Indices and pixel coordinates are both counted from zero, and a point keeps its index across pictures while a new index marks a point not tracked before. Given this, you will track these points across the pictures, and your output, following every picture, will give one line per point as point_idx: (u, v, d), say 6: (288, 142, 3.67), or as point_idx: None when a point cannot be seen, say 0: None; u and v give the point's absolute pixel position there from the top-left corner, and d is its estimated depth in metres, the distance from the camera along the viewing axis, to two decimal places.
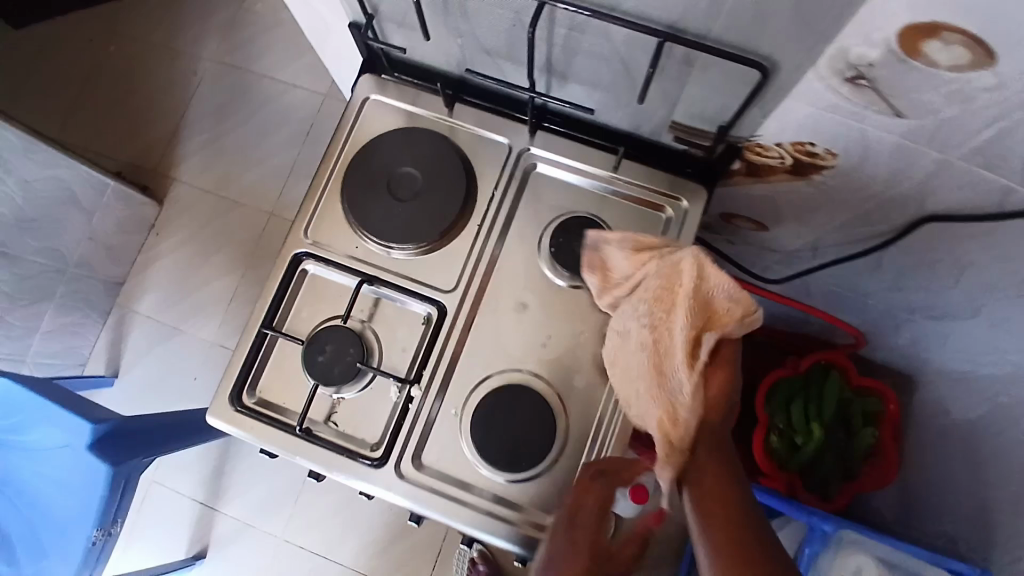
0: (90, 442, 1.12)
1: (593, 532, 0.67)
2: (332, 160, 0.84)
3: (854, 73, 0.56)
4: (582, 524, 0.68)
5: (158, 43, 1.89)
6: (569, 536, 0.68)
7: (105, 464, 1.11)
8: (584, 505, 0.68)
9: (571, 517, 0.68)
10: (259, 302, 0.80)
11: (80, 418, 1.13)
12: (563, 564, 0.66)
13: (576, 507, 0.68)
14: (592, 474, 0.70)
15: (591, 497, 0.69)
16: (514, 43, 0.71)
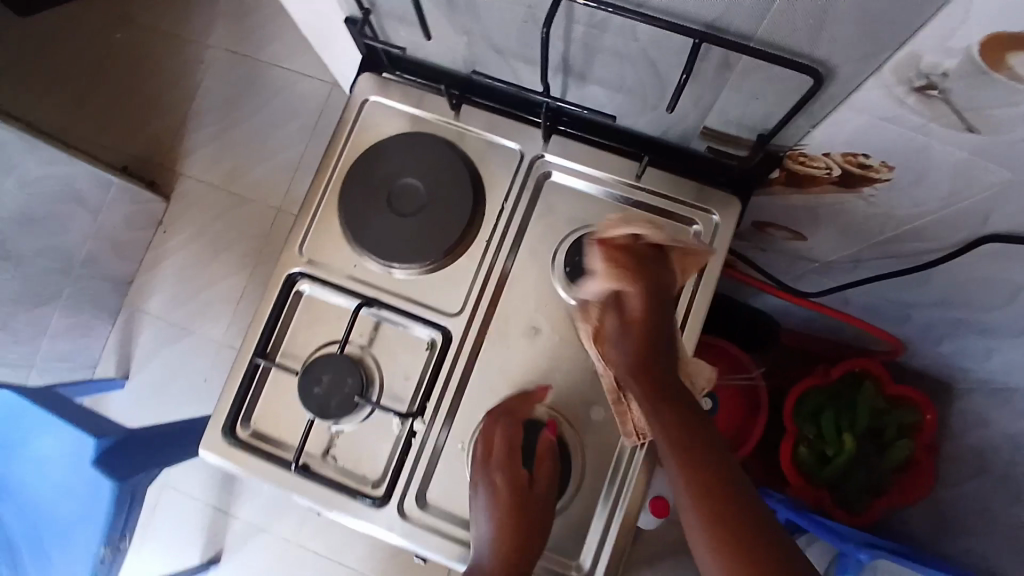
0: (96, 456, 1.07)
1: (512, 472, 0.66)
2: (330, 170, 0.77)
3: (924, 82, 0.47)
4: (497, 465, 0.67)
5: (164, 30, 1.81)
6: (488, 477, 0.67)
7: (108, 480, 1.05)
8: (495, 445, 0.68)
9: (491, 459, 0.68)
10: (251, 328, 0.74)
11: (87, 433, 1.09)
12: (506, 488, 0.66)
13: (491, 449, 0.68)
14: (499, 418, 0.69)
15: (498, 439, 0.68)
16: (526, 42, 0.63)
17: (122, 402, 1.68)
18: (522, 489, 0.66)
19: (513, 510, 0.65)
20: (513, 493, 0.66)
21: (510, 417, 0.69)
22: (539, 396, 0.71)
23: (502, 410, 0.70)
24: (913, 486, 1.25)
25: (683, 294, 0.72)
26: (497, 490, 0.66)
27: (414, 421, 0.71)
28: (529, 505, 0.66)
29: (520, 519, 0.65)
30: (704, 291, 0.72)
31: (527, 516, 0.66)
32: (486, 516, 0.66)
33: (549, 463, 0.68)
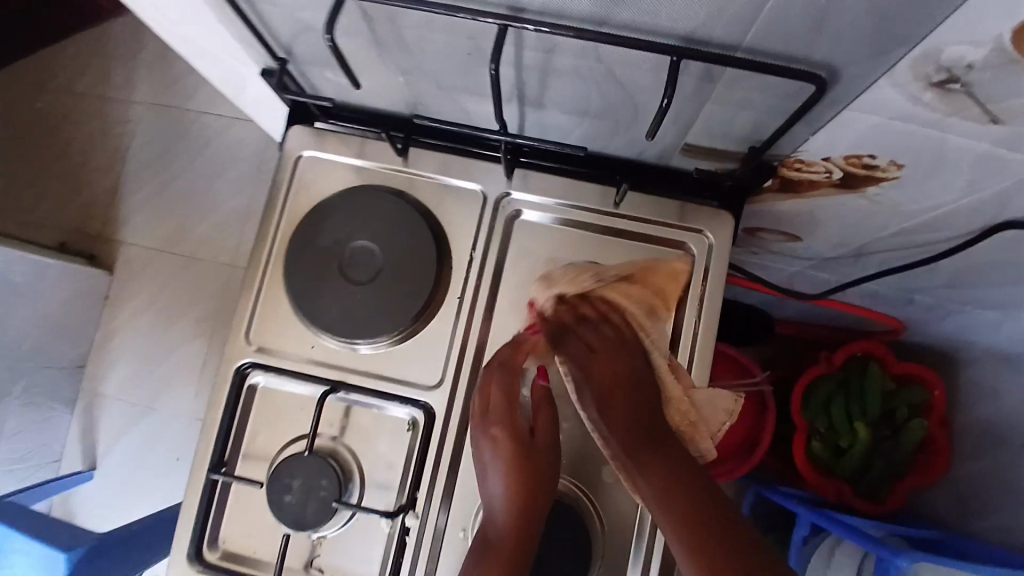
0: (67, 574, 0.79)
1: (511, 425, 0.60)
2: (268, 241, 0.68)
3: (944, 76, 0.41)
4: (496, 419, 0.61)
5: (83, 93, 1.67)
6: (487, 432, 0.61)
7: None
8: (490, 400, 0.61)
9: (488, 414, 0.61)
10: (202, 437, 0.65)
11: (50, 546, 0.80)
12: (506, 450, 0.59)
13: (487, 404, 0.61)
14: (492, 369, 0.62)
15: (494, 387, 0.61)
16: (473, 75, 0.55)
17: (94, 495, 1.53)
18: (523, 441, 0.60)
19: (516, 464, 0.59)
20: (514, 447, 0.59)
21: (504, 368, 0.62)
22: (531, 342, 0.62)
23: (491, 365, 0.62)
24: (934, 465, 1.13)
25: (686, 328, 0.64)
26: (498, 444, 0.60)
27: (405, 517, 0.62)
28: (534, 458, 0.60)
29: (525, 471, 0.59)
30: (709, 321, 0.64)
31: (532, 473, 0.59)
32: (493, 470, 0.60)
33: (547, 411, 0.62)
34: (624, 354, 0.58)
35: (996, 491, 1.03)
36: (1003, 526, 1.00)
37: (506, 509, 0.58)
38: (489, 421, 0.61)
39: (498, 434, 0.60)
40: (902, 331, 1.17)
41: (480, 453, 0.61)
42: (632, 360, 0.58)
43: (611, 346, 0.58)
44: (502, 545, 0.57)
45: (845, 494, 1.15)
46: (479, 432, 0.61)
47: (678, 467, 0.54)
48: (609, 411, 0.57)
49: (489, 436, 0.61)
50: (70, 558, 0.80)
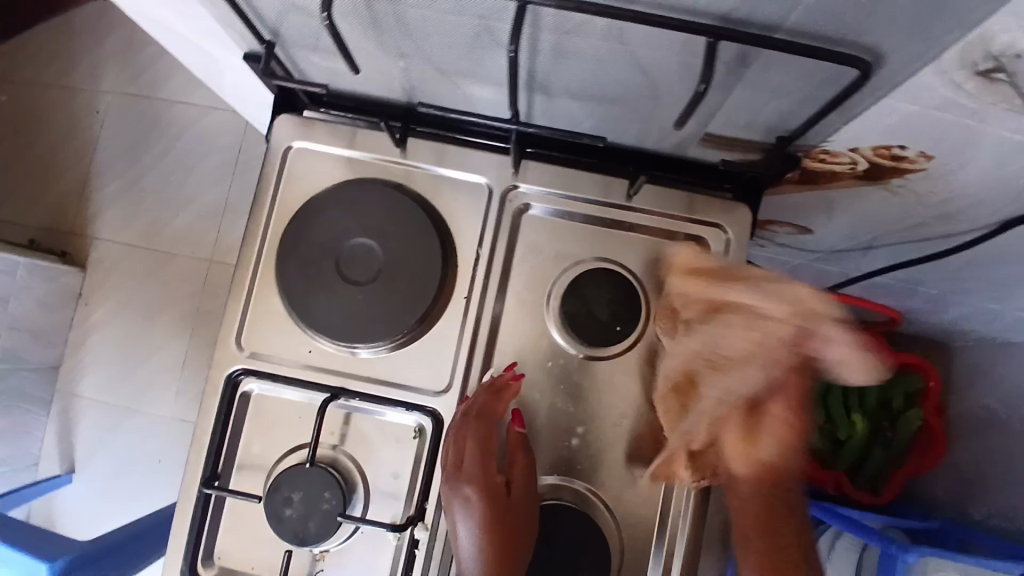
0: None
1: (484, 479, 0.58)
2: (259, 240, 0.63)
3: (990, 65, 0.38)
4: (469, 476, 0.58)
5: (51, 82, 1.59)
6: (460, 492, 0.58)
7: None
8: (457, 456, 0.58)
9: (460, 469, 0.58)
10: (192, 450, 0.60)
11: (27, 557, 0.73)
12: (479, 510, 0.57)
13: (460, 457, 0.58)
14: (460, 429, 0.58)
15: (470, 438, 0.59)
16: (480, 59, 0.51)
17: (74, 501, 1.47)
18: (499, 497, 0.57)
19: (493, 524, 0.57)
20: (490, 503, 0.57)
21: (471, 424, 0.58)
22: (508, 393, 0.59)
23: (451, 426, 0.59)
24: (930, 454, 1.13)
25: None
26: (471, 504, 0.58)
27: (414, 529, 0.59)
28: (510, 513, 0.57)
29: (502, 529, 0.57)
30: None
31: (511, 527, 0.57)
32: (469, 526, 0.57)
33: (522, 460, 0.59)
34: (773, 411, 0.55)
35: (994, 480, 1.04)
36: (1001, 513, 1.01)
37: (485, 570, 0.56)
38: (452, 487, 0.58)
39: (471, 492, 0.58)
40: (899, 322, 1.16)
41: (455, 511, 0.58)
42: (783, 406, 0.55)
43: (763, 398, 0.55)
44: None
45: (843, 487, 1.13)
46: (453, 492, 0.58)
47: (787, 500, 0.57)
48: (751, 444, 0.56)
49: (463, 495, 0.58)
50: (54, 568, 0.73)
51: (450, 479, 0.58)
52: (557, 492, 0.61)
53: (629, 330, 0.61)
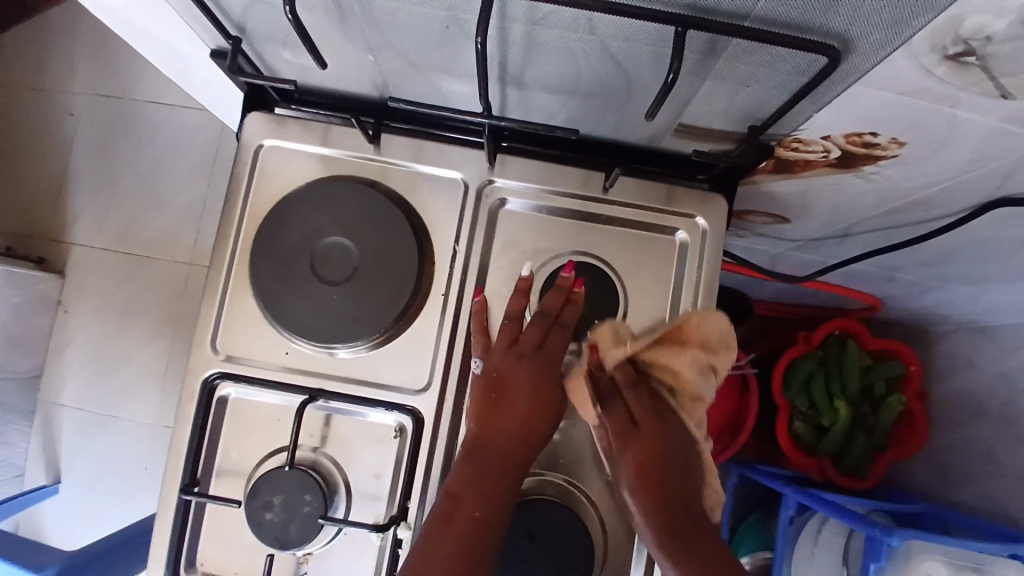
0: None
1: (545, 364, 0.58)
2: (231, 241, 0.62)
3: (961, 48, 0.38)
4: (523, 350, 0.58)
5: (21, 85, 1.55)
6: (508, 360, 0.57)
7: None
8: (532, 334, 0.58)
9: (531, 350, 0.58)
10: (170, 457, 0.59)
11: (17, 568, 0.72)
12: (517, 382, 0.56)
13: (543, 336, 0.58)
14: (543, 315, 0.58)
15: (537, 320, 0.58)
16: (451, 51, 0.50)
17: (61, 512, 1.45)
18: (545, 377, 0.57)
19: (526, 402, 0.56)
20: (536, 379, 0.57)
21: (551, 319, 0.59)
22: (580, 301, 0.59)
23: (518, 309, 0.59)
24: (912, 440, 1.15)
25: None
26: (519, 378, 0.57)
27: (396, 528, 0.58)
28: (542, 401, 0.57)
29: (532, 409, 0.56)
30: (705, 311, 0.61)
31: (537, 408, 0.56)
32: (502, 403, 0.56)
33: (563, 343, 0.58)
34: (656, 439, 0.56)
35: (975, 462, 1.05)
36: (982, 494, 1.03)
37: (492, 448, 0.54)
38: (498, 356, 0.58)
39: (516, 369, 0.57)
40: (881, 308, 1.17)
41: (494, 379, 0.57)
42: (666, 428, 0.56)
43: (636, 423, 0.57)
44: (473, 481, 0.53)
45: (826, 471, 1.16)
46: (506, 359, 0.57)
47: (695, 524, 0.54)
48: (642, 474, 0.55)
49: (508, 368, 0.57)
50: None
51: (500, 347, 0.58)
52: (541, 487, 0.60)
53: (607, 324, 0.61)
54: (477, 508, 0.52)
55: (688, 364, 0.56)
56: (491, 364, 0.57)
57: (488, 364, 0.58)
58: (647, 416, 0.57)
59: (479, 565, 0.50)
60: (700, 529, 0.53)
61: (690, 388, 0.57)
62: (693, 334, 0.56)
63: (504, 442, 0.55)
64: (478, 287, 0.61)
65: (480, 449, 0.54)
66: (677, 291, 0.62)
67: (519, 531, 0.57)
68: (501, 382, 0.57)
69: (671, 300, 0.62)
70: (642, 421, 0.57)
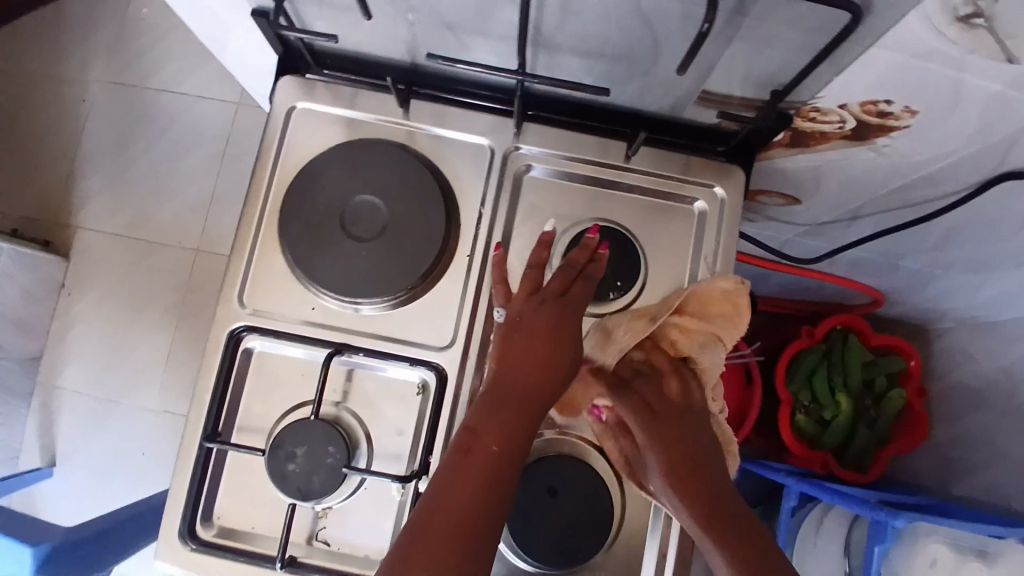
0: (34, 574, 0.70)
1: (564, 316, 0.56)
2: (260, 199, 0.64)
3: (970, 9, 0.43)
4: (548, 294, 0.57)
5: (34, 70, 1.57)
6: (525, 306, 0.57)
7: None
8: (559, 281, 0.58)
9: (554, 295, 0.57)
10: (192, 407, 0.60)
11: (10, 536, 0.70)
12: (536, 330, 0.56)
13: (567, 284, 0.57)
14: (565, 267, 0.58)
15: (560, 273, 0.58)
16: (489, 12, 0.53)
17: (54, 496, 1.43)
18: (565, 328, 0.56)
19: (548, 351, 0.55)
20: (559, 329, 0.56)
21: (575, 271, 0.59)
22: (605, 260, 0.59)
23: (541, 261, 0.59)
24: (914, 433, 1.14)
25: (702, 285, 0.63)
26: (537, 329, 0.56)
27: (418, 482, 0.59)
28: (563, 349, 0.55)
29: (558, 349, 0.55)
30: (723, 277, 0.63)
31: (558, 352, 0.55)
32: (521, 346, 0.55)
33: (584, 287, 0.58)
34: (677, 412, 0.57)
35: (974, 452, 1.07)
36: (981, 484, 1.04)
37: (512, 385, 0.54)
38: (519, 300, 0.58)
39: (536, 317, 0.56)
40: (882, 303, 1.20)
41: (513, 320, 0.57)
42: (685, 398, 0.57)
43: (660, 401, 0.57)
44: (494, 424, 0.52)
45: (829, 464, 1.14)
46: (536, 300, 0.57)
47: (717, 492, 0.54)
48: (672, 469, 0.55)
49: (524, 315, 0.56)
50: (38, 553, 0.70)
51: (520, 296, 0.58)
52: (559, 445, 0.61)
53: (628, 286, 0.62)
54: (495, 443, 0.52)
55: (695, 334, 0.58)
56: (515, 310, 0.57)
57: (507, 312, 0.57)
58: (655, 411, 0.57)
59: (500, 503, 0.50)
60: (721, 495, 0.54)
61: (697, 358, 0.59)
62: (704, 306, 0.57)
63: (524, 378, 0.54)
64: (497, 243, 0.63)
65: (501, 389, 0.54)
66: (695, 259, 0.64)
67: (541, 486, 0.58)
68: (519, 328, 0.56)
69: (690, 266, 0.63)
70: (649, 422, 0.57)
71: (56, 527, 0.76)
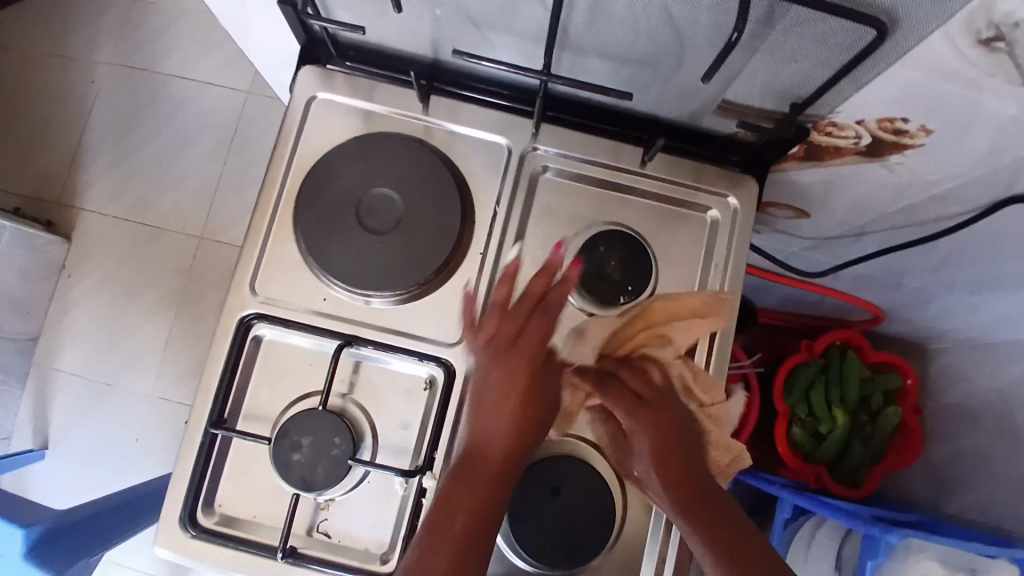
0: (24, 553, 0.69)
1: (530, 361, 0.57)
2: (276, 187, 0.64)
3: (992, 33, 0.43)
4: (508, 334, 0.58)
5: (44, 49, 1.57)
6: (489, 348, 0.58)
7: None
8: (521, 308, 0.58)
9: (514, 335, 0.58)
10: (199, 392, 0.60)
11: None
12: (506, 372, 0.56)
13: (523, 323, 0.58)
14: (523, 304, 0.58)
15: (518, 309, 0.58)
16: (516, 11, 0.53)
17: (45, 478, 1.42)
18: (534, 368, 0.57)
19: (519, 394, 0.55)
20: (526, 371, 0.56)
21: (533, 304, 0.58)
22: (569, 279, 0.59)
23: (503, 298, 0.59)
24: (908, 451, 1.14)
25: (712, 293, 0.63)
26: (505, 374, 0.56)
27: (422, 477, 0.59)
28: (535, 391, 0.56)
29: (528, 392, 0.56)
30: (733, 285, 0.63)
31: (528, 395, 0.56)
32: (494, 388, 0.56)
33: (542, 320, 0.58)
34: (664, 403, 0.57)
35: (967, 472, 1.08)
36: (972, 504, 1.05)
37: (489, 444, 0.54)
38: (481, 334, 0.58)
39: (500, 359, 0.57)
40: (883, 319, 1.21)
41: (484, 358, 0.58)
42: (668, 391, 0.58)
43: (647, 391, 0.57)
44: (484, 471, 0.53)
45: (823, 478, 1.15)
46: (495, 340, 0.58)
47: (705, 483, 0.54)
48: (659, 461, 0.54)
49: (490, 355, 0.57)
50: (30, 534, 0.70)
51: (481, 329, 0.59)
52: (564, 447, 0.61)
53: (638, 292, 0.62)
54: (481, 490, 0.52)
55: (675, 332, 0.60)
56: (482, 358, 0.58)
57: (477, 359, 0.58)
58: (643, 403, 0.56)
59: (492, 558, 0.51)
60: (708, 487, 0.54)
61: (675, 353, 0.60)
62: (680, 305, 0.61)
63: (500, 424, 0.55)
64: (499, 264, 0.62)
65: (479, 436, 0.55)
66: (706, 266, 0.64)
67: (545, 486, 0.59)
68: (490, 373, 0.56)
69: (700, 274, 0.64)
70: (637, 413, 0.56)
71: (46, 510, 0.75)
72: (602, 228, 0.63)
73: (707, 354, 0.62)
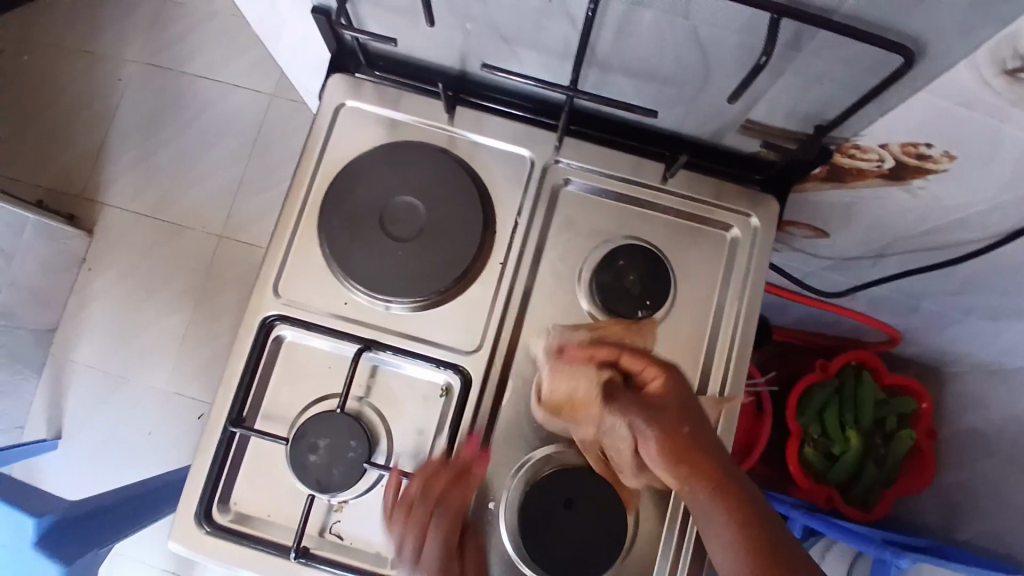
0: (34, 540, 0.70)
1: (448, 552, 0.55)
2: (302, 191, 0.65)
3: (1019, 64, 0.44)
4: (421, 525, 0.56)
5: (75, 47, 1.60)
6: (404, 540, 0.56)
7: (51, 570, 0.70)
8: (429, 500, 0.56)
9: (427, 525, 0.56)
10: (220, 390, 0.61)
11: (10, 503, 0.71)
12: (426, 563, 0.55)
13: (429, 518, 0.56)
14: (427, 501, 0.56)
15: (424, 502, 0.56)
16: (544, 27, 0.54)
17: (57, 468, 1.44)
18: (453, 558, 0.55)
19: None
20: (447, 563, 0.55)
21: (434, 502, 0.56)
22: (476, 474, 0.59)
23: (410, 497, 0.57)
24: (921, 475, 1.13)
25: (730, 310, 0.63)
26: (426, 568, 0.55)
27: None
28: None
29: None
30: (751, 303, 0.63)
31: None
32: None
33: (450, 509, 0.56)
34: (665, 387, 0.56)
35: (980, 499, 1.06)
36: (984, 532, 1.03)
37: None
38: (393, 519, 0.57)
39: (416, 550, 0.55)
40: (899, 341, 1.19)
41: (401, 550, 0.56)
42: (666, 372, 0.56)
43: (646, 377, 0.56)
44: None
45: (834, 500, 1.14)
46: (408, 529, 0.56)
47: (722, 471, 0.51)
48: (671, 450, 0.52)
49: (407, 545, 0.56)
50: (41, 522, 0.72)
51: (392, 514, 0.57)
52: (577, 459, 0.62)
53: (656, 307, 0.62)
54: None
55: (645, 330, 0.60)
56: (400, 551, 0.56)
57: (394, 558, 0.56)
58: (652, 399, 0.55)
59: None
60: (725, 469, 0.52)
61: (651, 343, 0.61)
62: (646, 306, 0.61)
63: None
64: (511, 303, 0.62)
65: None
66: (725, 284, 0.64)
67: (557, 497, 0.59)
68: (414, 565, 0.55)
69: (719, 290, 0.64)
70: (651, 413, 0.54)
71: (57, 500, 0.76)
72: (623, 243, 0.64)
73: (724, 371, 0.62)
